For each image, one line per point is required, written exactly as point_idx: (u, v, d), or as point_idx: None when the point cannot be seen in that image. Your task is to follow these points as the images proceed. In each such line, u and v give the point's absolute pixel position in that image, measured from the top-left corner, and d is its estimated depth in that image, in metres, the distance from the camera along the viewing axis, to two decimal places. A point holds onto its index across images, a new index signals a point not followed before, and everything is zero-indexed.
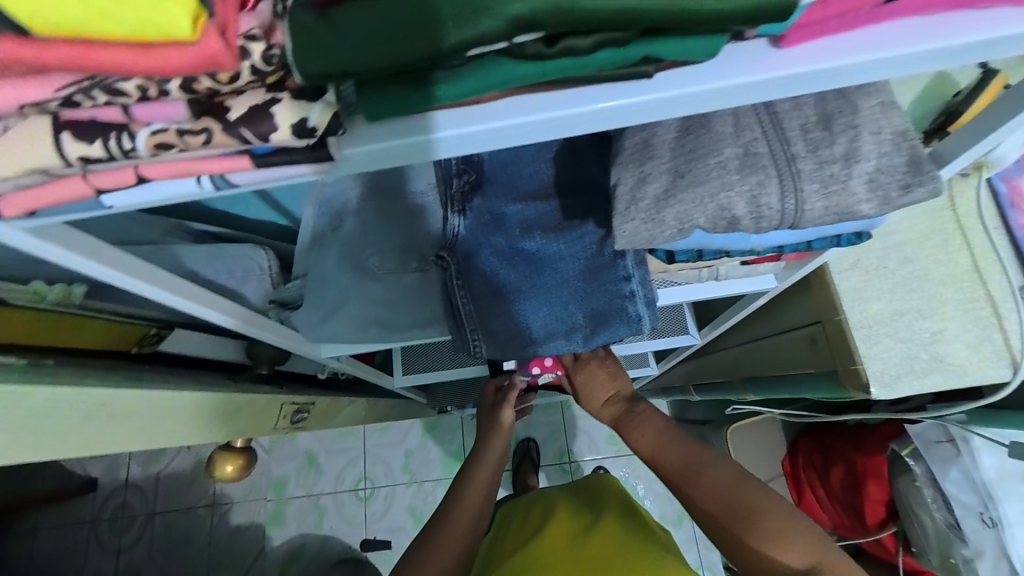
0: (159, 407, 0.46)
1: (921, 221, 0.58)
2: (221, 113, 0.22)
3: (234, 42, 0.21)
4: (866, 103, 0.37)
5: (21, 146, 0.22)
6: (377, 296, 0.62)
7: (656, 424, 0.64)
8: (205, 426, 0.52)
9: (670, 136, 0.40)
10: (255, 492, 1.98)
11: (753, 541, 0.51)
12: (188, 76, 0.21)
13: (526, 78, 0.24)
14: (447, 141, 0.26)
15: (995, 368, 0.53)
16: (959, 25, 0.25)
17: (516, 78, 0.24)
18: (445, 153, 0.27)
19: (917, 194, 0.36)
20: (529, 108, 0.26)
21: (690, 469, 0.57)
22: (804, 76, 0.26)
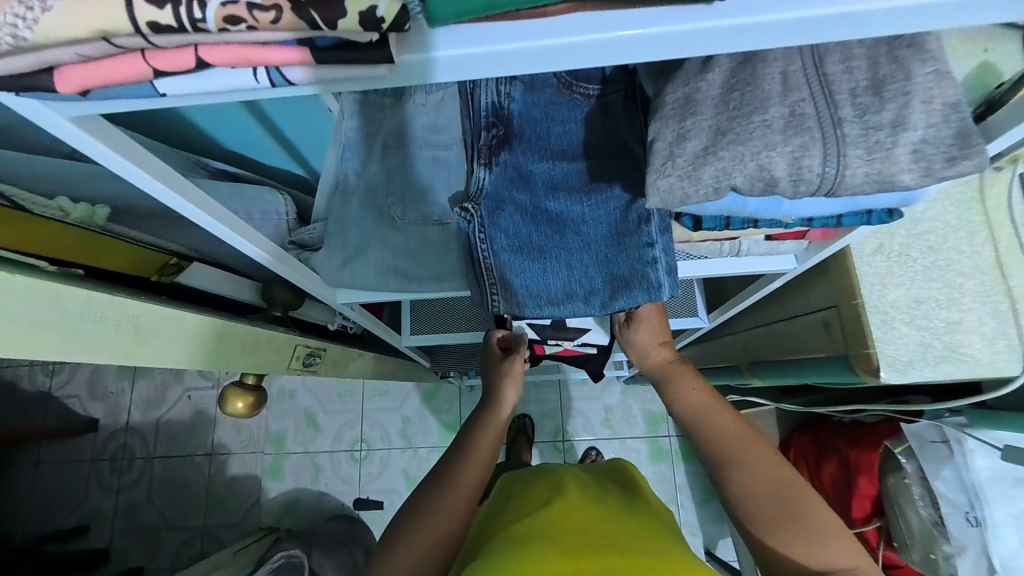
0: (177, 328, 0.48)
1: (950, 212, 0.58)
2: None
3: None
4: (920, 69, 0.36)
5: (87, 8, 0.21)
6: (398, 245, 0.62)
7: (694, 391, 0.67)
8: (225, 350, 0.54)
9: (714, 90, 0.40)
10: (253, 445, 2.02)
11: (779, 523, 0.54)
12: None
13: None
14: (495, 55, 0.26)
15: (1007, 361, 0.54)
16: None
17: None
18: (498, 67, 0.27)
19: (962, 167, 0.35)
20: (585, 24, 0.26)
21: (728, 451, 0.60)
22: (869, 16, 0.26)
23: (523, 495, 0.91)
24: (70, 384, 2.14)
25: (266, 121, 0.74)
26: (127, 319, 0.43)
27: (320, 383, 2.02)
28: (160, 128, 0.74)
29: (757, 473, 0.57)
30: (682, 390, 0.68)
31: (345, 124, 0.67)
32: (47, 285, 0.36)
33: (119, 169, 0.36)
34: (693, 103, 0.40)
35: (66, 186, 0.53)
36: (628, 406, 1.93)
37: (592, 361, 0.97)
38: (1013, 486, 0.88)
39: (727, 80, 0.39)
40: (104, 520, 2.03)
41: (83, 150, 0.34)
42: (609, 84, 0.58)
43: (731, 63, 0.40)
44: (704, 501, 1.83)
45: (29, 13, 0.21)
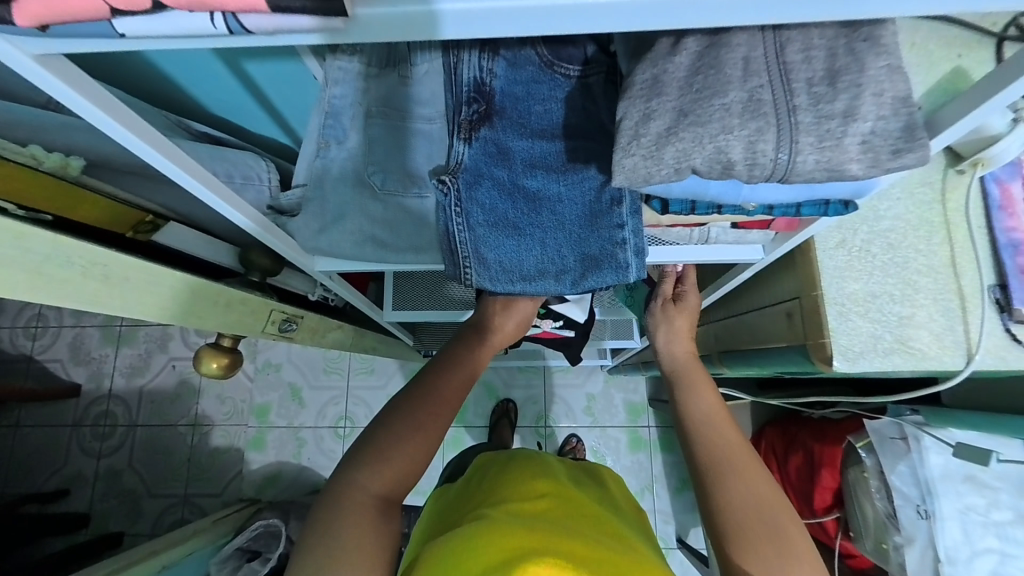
0: (141, 280, 0.49)
1: (911, 211, 0.60)
2: None
3: None
4: (874, 62, 0.37)
5: None
6: (376, 215, 0.63)
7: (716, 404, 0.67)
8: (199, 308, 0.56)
9: (677, 72, 0.41)
10: (236, 417, 2.03)
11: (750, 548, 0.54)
12: None
13: None
14: None
15: (952, 356, 0.56)
16: None
17: None
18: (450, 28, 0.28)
19: (905, 160, 0.37)
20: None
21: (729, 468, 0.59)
22: None
23: (499, 478, 0.94)
24: (53, 348, 2.13)
25: (251, 86, 0.74)
26: (88, 264, 0.43)
27: (305, 359, 2.04)
28: (142, 85, 0.74)
29: (743, 488, 0.58)
30: (692, 396, 0.69)
31: (329, 92, 0.67)
32: (12, 224, 0.37)
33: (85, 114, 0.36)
34: (660, 84, 0.41)
35: (41, 135, 0.53)
36: (610, 395, 1.96)
37: (569, 344, 0.99)
38: (963, 483, 0.92)
39: (692, 63, 0.40)
40: (85, 484, 2.05)
41: (49, 91, 0.34)
42: (590, 66, 0.59)
43: (698, 46, 0.40)
44: (678, 491, 1.87)
45: None
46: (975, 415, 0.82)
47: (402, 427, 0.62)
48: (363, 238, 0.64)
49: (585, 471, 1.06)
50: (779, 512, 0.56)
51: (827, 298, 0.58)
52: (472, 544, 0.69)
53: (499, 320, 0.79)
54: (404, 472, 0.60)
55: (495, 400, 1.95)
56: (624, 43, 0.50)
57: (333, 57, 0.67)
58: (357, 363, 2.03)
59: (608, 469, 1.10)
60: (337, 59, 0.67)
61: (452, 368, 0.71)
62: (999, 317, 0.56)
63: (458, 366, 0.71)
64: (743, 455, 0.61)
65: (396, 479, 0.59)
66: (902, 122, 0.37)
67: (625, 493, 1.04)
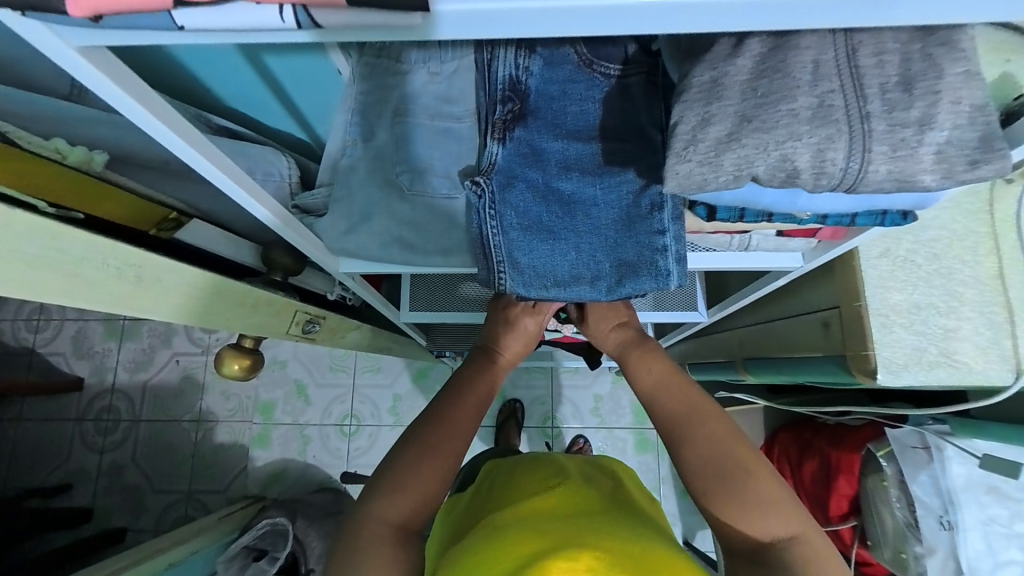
0: (168, 282, 0.47)
1: (958, 220, 0.58)
2: None
3: None
4: (952, 68, 0.36)
5: None
6: (405, 215, 0.62)
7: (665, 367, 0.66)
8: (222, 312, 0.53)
9: (741, 75, 0.39)
10: (241, 413, 2.02)
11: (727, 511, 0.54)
12: None
13: None
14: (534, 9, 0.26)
15: (998, 370, 0.55)
16: None
17: None
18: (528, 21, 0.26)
19: (983, 171, 0.35)
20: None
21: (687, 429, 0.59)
22: None
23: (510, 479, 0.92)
24: (56, 341, 2.11)
25: (273, 79, 0.72)
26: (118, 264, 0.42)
27: (311, 356, 2.02)
28: (161, 77, 0.71)
29: (710, 445, 0.57)
30: (636, 373, 0.68)
31: (355, 88, 0.65)
32: (45, 222, 0.35)
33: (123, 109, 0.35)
34: (721, 86, 0.39)
35: (63, 127, 0.51)
36: (618, 396, 1.95)
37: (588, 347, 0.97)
38: (985, 493, 0.91)
39: (757, 65, 0.38)
40: (87, 478, 2.03)
41: (87, 85, 0.32)
42: (630, 66, 0.57)
43: (762, 47, 0.39)
44: (685, 493, 1.87)
45: None
46: (999, 426, 0.82)
47: (413, 461, 0.60)
48: (390, 239, 0.63)
49: (597, 465, 1.05)
50: (755, 474, 0.55)
51: (870, 308, 0.56)
52: (491, 553, 0.67)
53: (514, 342, 0.75)
54: (418, 499, 0.59)
55: (502, 400, 1.94)
56: (673, 44, 0.48)
57: (361, 51, 0.65)
58: (364, 361, 2.01)
59: (620, 461, 1.09)
60: (365, 54, 0.64)
61: (463, 391, 0.68)
62: None
63: (473, 386, 0.69)
64: (704, 409, 0.61)
65: (410, 508, 0.58)
66: (981, 132, 0.35)
67: (639, 486, 1.03)
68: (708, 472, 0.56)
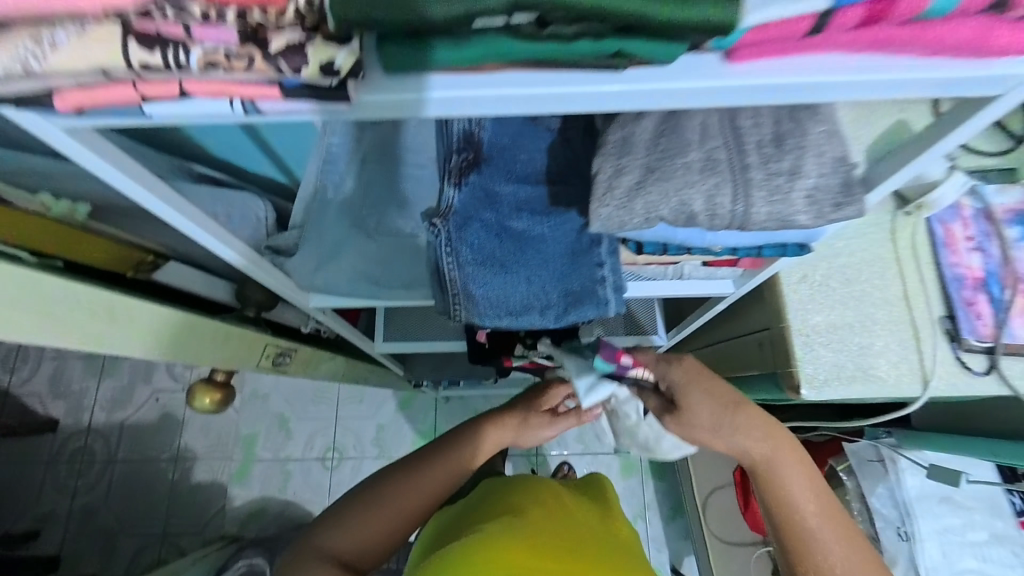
0: (139, 322, 0.51)
1: (867, 248, 0.65)
2: (263, 44, 0.26)
3: None
4: (813, 128, 0.43)
5: (90, 46, 0.25)
6: (370, 253, 0.67)
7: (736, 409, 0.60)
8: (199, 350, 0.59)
9: (645, 133, 0.45)
10: (221, 449, 1.99)
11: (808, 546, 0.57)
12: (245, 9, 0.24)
13: (523, 54, 0.28)
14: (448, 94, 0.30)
15: (911, 384, 0.60)
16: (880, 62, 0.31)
17: (516, 49, 0.28)
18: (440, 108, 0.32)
19: (846, 212, 0.42)
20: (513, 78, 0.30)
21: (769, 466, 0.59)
22: (742, 90, 0.31)
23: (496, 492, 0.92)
24: (32, 380, 2.08)
25: (251, 131, 0.78)
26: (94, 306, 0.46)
27: (293, 389, 2.01)
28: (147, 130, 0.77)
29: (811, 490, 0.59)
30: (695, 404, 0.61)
31: (325, 138, 0.71)
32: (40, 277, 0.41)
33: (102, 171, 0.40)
34: (629, 143, 0.46)
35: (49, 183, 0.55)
36: None
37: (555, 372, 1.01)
38: (939, 504, 0.94)
39: (658, 126, 0.45)
40: (57, 524, 1.96)
41: (75, 155, 0.38)
42: (570, 119, 0.65)
43: (662, 112, 0.45)
44: (670, 518, 1.86)
45: (37, 50, 0.25)
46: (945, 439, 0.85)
47: (380, 514, 0.64)
48: (356, 275, 0.67)
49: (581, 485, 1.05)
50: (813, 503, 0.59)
51: (794, 329, 0.62)
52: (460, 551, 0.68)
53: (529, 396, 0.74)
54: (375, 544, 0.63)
55: None
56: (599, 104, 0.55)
57: None
58: (347, 392, 2.01)
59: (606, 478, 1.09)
60: None
61: (441, 454, 0.69)
62: (951, 346, 0.61)
63: (452, 451, 0.70)
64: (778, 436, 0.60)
65: (398, 521, 0.64)
66: (842, 178, 0.42)
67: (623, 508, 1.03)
68: (830, 544, 0.57)
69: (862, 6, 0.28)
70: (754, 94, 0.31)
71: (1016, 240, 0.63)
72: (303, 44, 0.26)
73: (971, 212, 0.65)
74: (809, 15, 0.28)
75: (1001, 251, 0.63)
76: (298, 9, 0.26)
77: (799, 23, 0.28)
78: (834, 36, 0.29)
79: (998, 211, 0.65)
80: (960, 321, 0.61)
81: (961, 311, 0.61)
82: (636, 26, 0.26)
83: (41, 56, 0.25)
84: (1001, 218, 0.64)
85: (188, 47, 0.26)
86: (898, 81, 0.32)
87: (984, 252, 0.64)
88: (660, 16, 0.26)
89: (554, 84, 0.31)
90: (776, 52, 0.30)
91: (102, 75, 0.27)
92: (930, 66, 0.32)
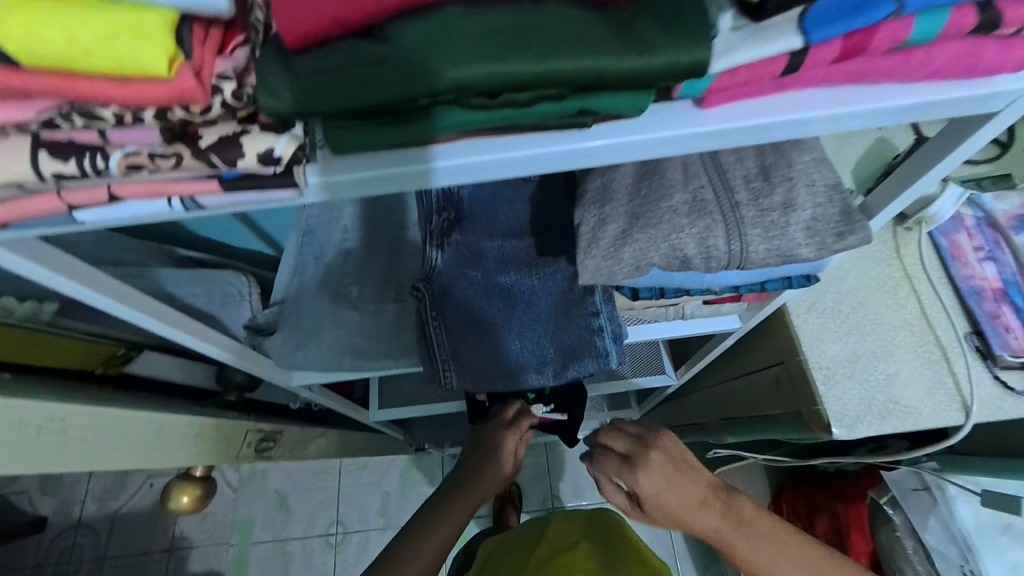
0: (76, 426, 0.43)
1: (870, 267, 0.62)
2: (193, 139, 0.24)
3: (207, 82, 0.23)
4: (801, 157, 0.41)
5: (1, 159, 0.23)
6: (351, 322, 0.63)
7: None
8: (151, 441, 0.50)
9: (627, 178, 0.44)
10: (217, 535, 1.86)
11: None
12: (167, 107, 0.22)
13: (482, 119, 0.25)
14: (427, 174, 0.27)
15: (950, 412, 0.56)
16: (874, 96, 0.28)
17: (467, 117, 0.25)
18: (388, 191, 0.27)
19: (850, 241, 0.39)
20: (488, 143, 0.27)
21: None
22: (728, 134, 0.28)
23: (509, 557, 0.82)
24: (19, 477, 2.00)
25: None
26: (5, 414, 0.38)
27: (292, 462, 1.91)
28: None
29: None
30: None
31: (305, 211, 0.70)
32: None
33: (65, 288, 0.36)
34: (615, 190, 0.44)
35: (14, 284, 0.53)
36: None
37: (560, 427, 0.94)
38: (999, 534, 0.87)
39: (637, 172, 0.44)
40: None
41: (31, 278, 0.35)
42: None
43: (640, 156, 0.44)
44: (707, 570, 1.59)
45: None
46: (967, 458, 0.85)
47: None
48: (341, 348, 0.62)
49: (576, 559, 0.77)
50: None
51: (811, 362, 0.58)
52: None
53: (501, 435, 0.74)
54: None
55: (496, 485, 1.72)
56: None
57: None
58: (349, 460, 1.90)
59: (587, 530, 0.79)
60: None
61: None
62: (984, 366, 0.57)
63: None
64: None
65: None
66: (853, 210, 0.40)
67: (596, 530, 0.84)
68: None
69: (837, 43, 0.25)
70: (734, 139, 0.28)
71: None
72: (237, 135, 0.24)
73: (971, 222, 0.62)
74: (799, 46, 0.25)
75: (1015, 260, 0.60)
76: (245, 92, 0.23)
77: (769, 64, 0.26)
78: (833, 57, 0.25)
79: (1003, 217, 0.62)
80: (989, 338, 0.57)
81: (988, 326, 0.58)
82: (461, 87, 0.22)
83: None
84: (1008, 224, 0.61)
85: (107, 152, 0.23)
86: (898, 112, 0.29)
87: (997, 262, 0.61)
88: (614, 68, 0.23)
89: (414, 162, 0.26)
90: (764, 81, 0.27)
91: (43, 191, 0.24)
92: (931, 96, 0.28)
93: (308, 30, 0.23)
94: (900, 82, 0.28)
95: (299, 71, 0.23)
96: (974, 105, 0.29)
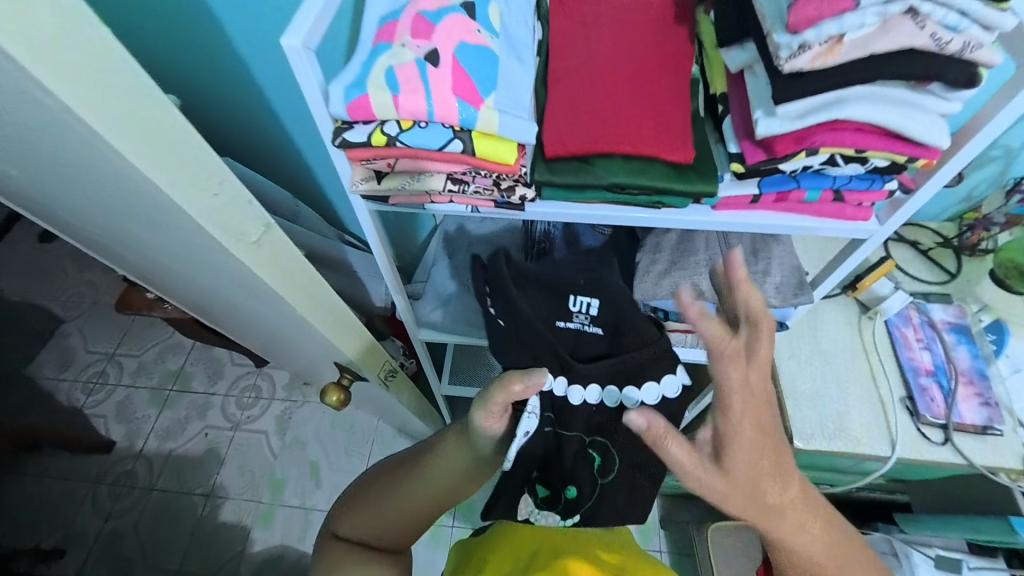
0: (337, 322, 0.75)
1: (839, 337, 0.87)
2: (497, 185, 0.55)
3: (519, 166, 0.53)
4: (777, 246, 0.70)
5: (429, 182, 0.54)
6: (470, 303, 0.93)
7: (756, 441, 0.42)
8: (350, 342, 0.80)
9: (671, 241, 0.74)
10: (250, 491, 1.85)
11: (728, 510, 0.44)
12: (501, 173, 0.53)
13: (579, 198, 0.55)
14: (577, 212, 0.57)
15: (881, 444, 0.78)
16: (798, 220, 0.54)
17: (605, 197, 0.55)
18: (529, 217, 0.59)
19: (800, 298, 0.67)
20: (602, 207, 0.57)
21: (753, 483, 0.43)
22: (724, 226, 0.55)
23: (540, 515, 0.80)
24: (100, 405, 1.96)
25: None
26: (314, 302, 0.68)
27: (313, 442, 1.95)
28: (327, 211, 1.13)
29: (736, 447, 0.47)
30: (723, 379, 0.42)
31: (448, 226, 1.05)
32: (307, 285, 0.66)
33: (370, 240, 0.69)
34: (664, 246, 0.73)
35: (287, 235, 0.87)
36: None
37: (579, 472, 0.59)
38: None
39: (678, 237, 0.73)
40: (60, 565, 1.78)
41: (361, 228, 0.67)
42: None
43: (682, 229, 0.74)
44: None
45: (409, 180, 0.54)
46: (926, 522, 1.03)
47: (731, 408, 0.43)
48: (459, 318, 0.93)
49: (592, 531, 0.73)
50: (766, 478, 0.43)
51: (785, 390, 0.82)
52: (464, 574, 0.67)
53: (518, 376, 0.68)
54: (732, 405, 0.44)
55: None
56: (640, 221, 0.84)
57: None
58: None
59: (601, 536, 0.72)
60: None
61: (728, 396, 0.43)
62: (911, 419, 0.79)
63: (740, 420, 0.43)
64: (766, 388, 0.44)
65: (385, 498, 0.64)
66: (807, 282, 0.68)
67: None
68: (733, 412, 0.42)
69: (774, 194, 0.52)
70: (727, 227, 0.56)
71: (955, 345, 0.83)
72: (515, 187, 0.55)
73: (917, 320, 0.86)
74: (755, 191, 0.52)
75: (945, 353, 0.83)
76: (523, 172, 0.54)
77: (742, 197, 0.53)
78: (779, 199, 0.53)
79: (940, 322, 0.86)
80: (916, 401, 0.80)
81: (917, 394, 0.80)
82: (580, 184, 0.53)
83: (408, 183, 0.55)
84: (942, 327, 0.85)
85: (468, 185, 0.55)
86: (809, 230, 0.55)
87: (932, 351, 0.84)
88: (689, 187, 0.51)
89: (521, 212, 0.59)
90: (739, 205, 0.54)
91: (420, 193, 0.56)
92: (828, 223, 0.54)
93: (559, 153, 0.52)
94: (816, 216, 0.54)
95: (553, 168, 0.53)
96: (853, 232, 0.55)
